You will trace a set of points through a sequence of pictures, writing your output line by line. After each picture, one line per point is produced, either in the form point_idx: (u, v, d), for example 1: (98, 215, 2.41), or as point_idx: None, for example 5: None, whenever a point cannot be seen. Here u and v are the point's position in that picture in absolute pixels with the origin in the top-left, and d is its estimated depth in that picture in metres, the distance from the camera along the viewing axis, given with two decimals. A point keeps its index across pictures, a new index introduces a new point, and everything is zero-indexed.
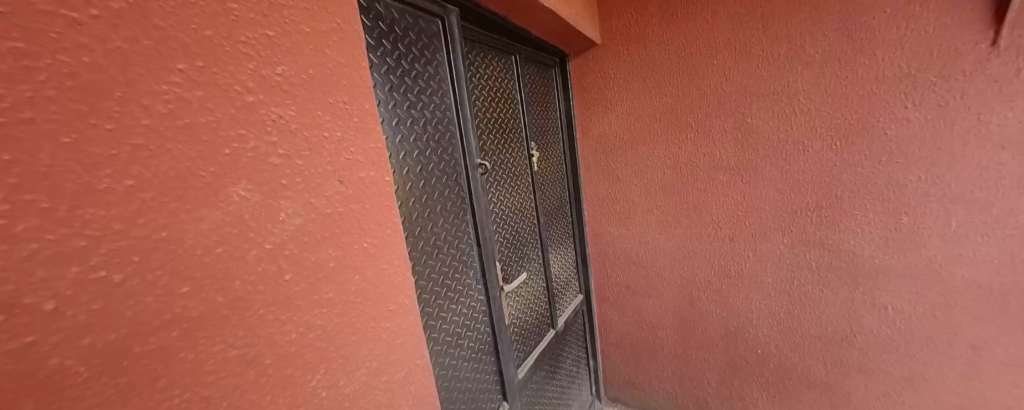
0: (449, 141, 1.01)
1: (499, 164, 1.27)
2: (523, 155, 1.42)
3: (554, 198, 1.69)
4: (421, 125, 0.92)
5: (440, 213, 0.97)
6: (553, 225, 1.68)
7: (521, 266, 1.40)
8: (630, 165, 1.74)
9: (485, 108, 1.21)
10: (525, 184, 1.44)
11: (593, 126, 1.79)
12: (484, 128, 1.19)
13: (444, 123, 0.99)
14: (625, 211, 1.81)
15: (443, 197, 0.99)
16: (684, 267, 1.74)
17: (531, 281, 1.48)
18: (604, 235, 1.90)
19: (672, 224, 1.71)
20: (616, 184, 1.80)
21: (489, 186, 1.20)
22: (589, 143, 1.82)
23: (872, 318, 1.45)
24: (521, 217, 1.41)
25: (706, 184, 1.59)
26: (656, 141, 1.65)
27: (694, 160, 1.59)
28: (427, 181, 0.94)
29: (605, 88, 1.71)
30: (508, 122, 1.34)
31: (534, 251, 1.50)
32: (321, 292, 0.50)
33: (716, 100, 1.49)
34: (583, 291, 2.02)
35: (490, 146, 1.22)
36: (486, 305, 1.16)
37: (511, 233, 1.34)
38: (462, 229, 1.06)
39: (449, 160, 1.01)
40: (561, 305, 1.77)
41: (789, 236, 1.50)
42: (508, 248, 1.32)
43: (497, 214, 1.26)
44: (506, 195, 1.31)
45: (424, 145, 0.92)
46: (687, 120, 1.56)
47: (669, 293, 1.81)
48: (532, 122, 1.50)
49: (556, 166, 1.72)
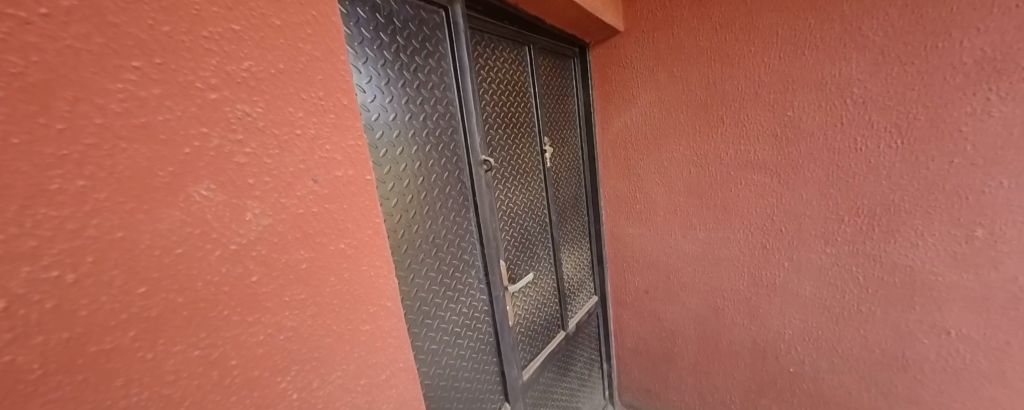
0: (451, 136, 0.99)
1: (508, 161, 1.23)
2: (535, 150, 1.37)
3: (569, 196, 1.63)
4: (422, 120, 0.90)
5: (439, 210, 0.96)
6: (567, 224, 1.63)
7: (529, 266, 1.36)
8: (652, 162, 1.63)
9: (494, 102, 1.17)
10: (537, 182, 1.39)
11: (615, 120, 1.69)
12: (492, 123, 1.16)
13: (446, 118, 0.96)
14: (645, 211, 1.71)
15: (443, 194, 0.96)
16: (710, 273, 1.62)
17: (540, 281, 1.44)
18: (623, 235, 1.81)
19: (699, 226, 1.59)
20: (637, 182, 1.69)
21: (495, 183, 1.17)
22: (609, 138, 1.73)
23: (930, 342, 1.28)
24: (531, 215, 1.37)
25: (737, 185, 1.46)
26: (682, 137, 1.53)
27: (723, 159, 1.46)
28: (426, 178, 0.92)
29: (628, 80, 1.61)
30: (519, 117, 1.29)
31: (544, 251, 1.46)
32: (292, 294, 0.49)
33: (752, 92, 1.35)
34: (599, 293, 1.95)
35: (499, 142, 1.19)
36: (488, 305, 1.14)
37: (520, 232, 1.31)
38: (463, 227, 1.04)
39: (451, 157, 0.98)
40: (574, 306, 1.72)
41: (832, 245, 1.34)
42: (515, 247, 1.29)
43: (504, 212, 1.22)
44: (515, 193, 1.27)
45: (424, 141, 0.91)
46: (717, 114, 1.44)
47: (693, 300, 1.70)
48: (546, 117, 1.44)
49: (572, 162, 1.65)
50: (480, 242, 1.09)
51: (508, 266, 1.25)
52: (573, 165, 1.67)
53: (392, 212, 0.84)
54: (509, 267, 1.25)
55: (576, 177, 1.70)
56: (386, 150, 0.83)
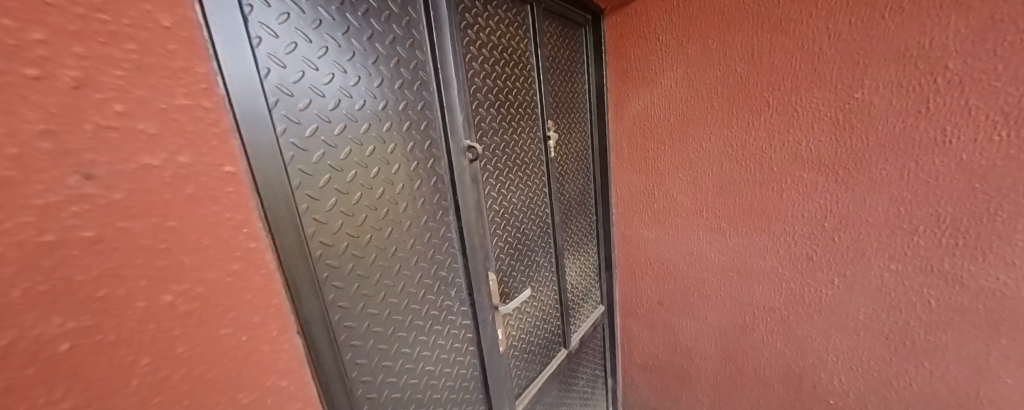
0: (421, 113, 0.73)
1: (502, 150, 0.97)
2: (536, 137, 1.11)
3: (575, 191, 1.37)
4: (375, 88, 0.64)
5: (402, 213, 0.70)
6: (572, 225, 1.37)
7: (525, 279, 1.11)
8: (675, 154, 1.36)
9: (487, 72, 0.90)
10: (538, 176, 1.14)
11: (631, 103, 1.41)
12: (483, 99, 0.89)
13: (414, 87, 0.71)
14: (662, 212, 1.44)
15: (408, 190, 0.71)
16: (738, 286, 1.36)
17: (538, 295, 1.20)
18: (635, 239, 1.55)
19: (726, 231, 1.33)
20: (655, 177, 1.43)
21: (484, 177, 0.91)
22: (624, 125, 1.45)
23: (1015, 383, 1.03)
24: (529, 217, 1.11)
25: (782, 184, 1.19)
26: (714, 124, 1.26)
27: (767, 151, 1.19)
28: (383, 169, 0.66)
29: (649, 55, 1.33)
30: (518, 95, 1.02)
31: (545, 259, 1.21)
32: (125, 366, 0.30)
33: (810, 68, 1.08)
34: (606, 303, 1.70)
35: (491, 125, 0.92)
36: (473, 332, 0.90)
37: (515, 238, 1.05)
38: (438, 236, 0.78)
39: (420, 141, 0.73)
40: (577, 320, 1.48)
41: (897, 260, 1.09)
42: (510, 257, 1.03)
43: (496, 214, 0.96)
44: (510, 190, 1.01)
45: (380, 118, 0.65)
46: (761, 97, 1.16)
47: (715, 316, 1.45)
48: (551, 96, 1.17)
49: (580, 152, 1.39)
50: (462, 254, 0.85)
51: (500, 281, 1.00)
52: (581, 157, 1.40)
53: (325, 218, 0.58)
54: (500, 282, 1.00)
55: (585, 171, 1.43)
56: (316, 127, 0.56)
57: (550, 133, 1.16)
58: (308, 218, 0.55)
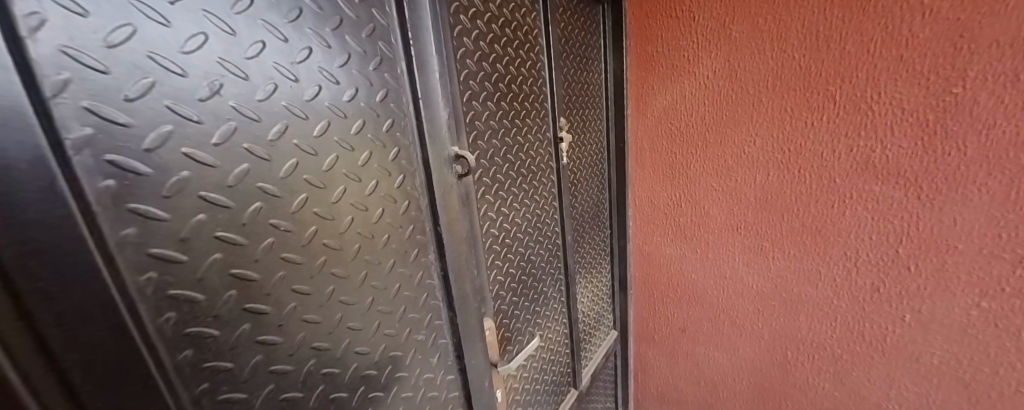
0: (377, 109, 0.48)
1: (503, 158, 0.73)
2: (544, 139, 0.87)
3: (589, 203, 1.13)
4: (296, 66, 0.39)
5: (350, 259, 0.46)
6: (585, 244, 1.14)
7: (530, 319, 0.88)
8: (709, 160, 1.12)
9: (483, 52, 0.65)
10: (547, 188, 0.90)
11: (656, 97, 1.16)
12: (478, 89, 0.65)
13: (365, 69, 0.46)
14: (689, 226, 1.21)
15: (360, 224, 0.47)
16: (781, 317, 1.14)
17: (546, 335, 0.97)
18: (655, 256, 1.32)
19: (768, 254, 1.09)
20: (683, 186, 1.19)
21: (480, 195, 0.68)
22: (646, 122, 1.20)
23: None
24: (535, 241, 0.87)
25: (844, 199, 0.95)
26: (761, 124, 1.01)
27: (827, 158, 0.95)
28: (314, 196, 0.41)
29: (682, 38, 1.07)
30: (524, 84, 0.77)
31: (553, 290, 0.98)
32: None
33: (893, 55, 0.82)
34: (620, 328, 1.47)
35: (489, 125, 0.69)
36: (463, 404, 0.67)
37: (518, 271, 0.82)
38: (411, 285, 0.54)
39: (379, 149, 0.48)
40: (589, 352, 1.26)
41: (989, 297, 0.84)
42: (512, 295, 0.80)
43: (494, 243, 0.73)
44: (513, 209, 0.77)
45: (305, 115, 0.40)
46: (823, 91, 0.92)
47: (748, 349, 1.22)
48: (565, 87, 0.92)
49: (596, 156, 1.15)
50: (449, 305, 0.61)
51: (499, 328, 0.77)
52: (597, 162, 1.16)
53: (196, 293, 0.32)
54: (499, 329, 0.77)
55: (600, 178, 1.19)
56: (168, 132, 0.30)
57: (563, 134, 0.91)
58: (156, 300, 0.30)
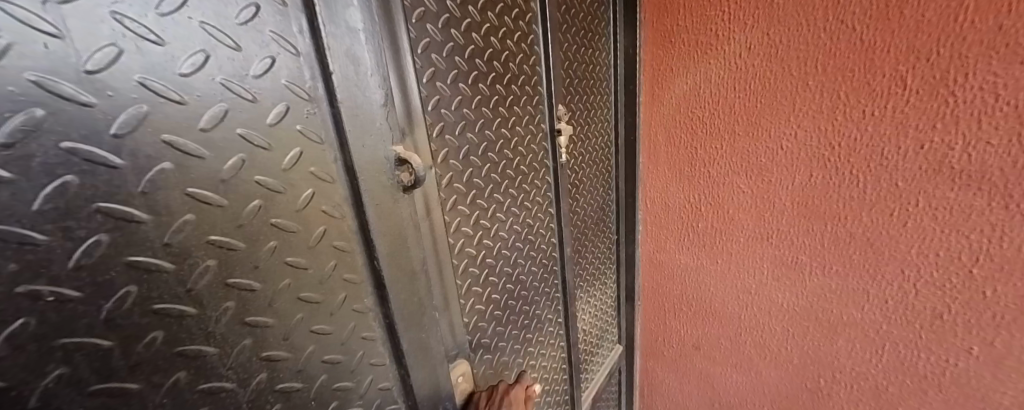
0: (256, 92, 0.28)
1: (482, 157, 0.56)
2: (535, 131, 0.69)
3: (594, 204, 0.96)
4: (58, 7, 0.18)
5: (214, 330, 0.27)
6: (586, 256, 0.97)
7: (519, 349, 0.73)
8: (736, 157, 0.89)
9: (453, 17, 0.48)
10: (540, 192, 0.73)
11: (676, 80, 0.95)
12: (445, 67, 0.48)
13: (227, 21, 0.25)
14: (710, 234, 1.00)
15: (234, 271, 0.28)
16: (813, 344, 0.90)
17: (538, 363, 0.81)
18: (667, 265, 1.14)
19: (806, 273, 0.85)
20: (702, 186, 0.98)
21: (450, 208, 0.51)
22: (660, 110, 1.00)
23: None
24: (523, 259, 0.70)
25: (908, 207, 0.69)
26: (805, 115, 0.77)
27: (889, 156, 0.68)
28: (125, 236, 0.23)
29: (706, 8, 0.85)
30: (508, 61, 0.59)
31: (550, 308, 0.83)
32: None
33: (989, 23, 0.55)
34: (625, 341, 1.31)
35: (463, 113, 0.51)
36: None
37: (506, 294, 0.67)
38: (336, 346, 0.36)
39: (264, 151, 0.29)
40: (590, 373, 1.11)
41: None
42: (498, 326, 0.65)
43: (472, 267, 0.57)
44: (496, 222, 0.61)
45: (95, 101, 0.21)
46: (882, 70, 0.66)
47: (773, 374, 1.01)
48: (564, 67, 0.74)
49: (605, 154, 0.99)
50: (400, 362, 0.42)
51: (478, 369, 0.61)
52: (604, 159, 0.99)
53: None
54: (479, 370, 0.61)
55: (606, 178, 1.01)
56: None
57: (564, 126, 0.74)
58: None
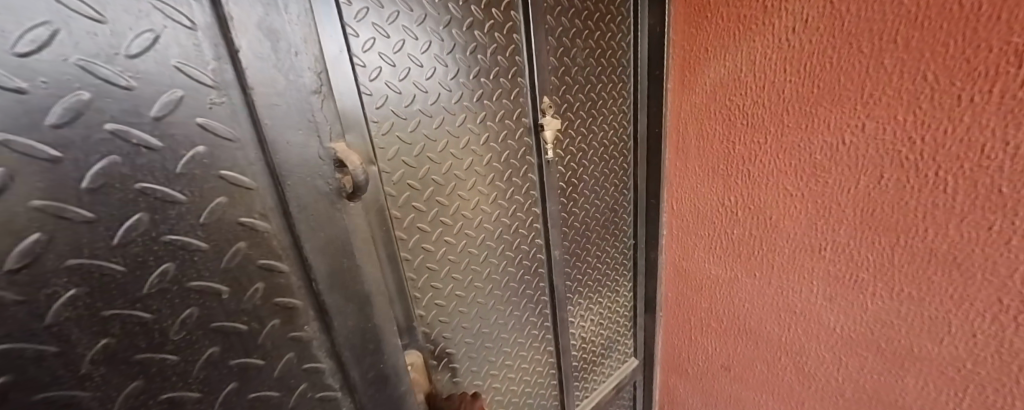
0: (133, 76, 0.21)
1: (441, 154, 0.52)
2: (512, 127, 0.62)
3: (597, 206, 0.86)
4: None
5: (86, 371, 0.22)
6: (584, 262, 0.88)
7: (492, 350, 0.70)
8: (784, 153, 0.74)
9: (402, 11, 0.44)
10: (522, 191, 0.67)
11: (710, 63, 0.81)
12: (393, 64, 0.45)
13: None
14: (746, 243, 0.86)
15: (114, 301, 0.23)
16: (872, 377, 0.75)
17: (515, 364, 0.78)
18: (693, 274, 1.01)
19: (869, 299, 0.70)
20: (737, 187, 0.84)
21: (399, 204, 0.48)
22: (688, 100, 0.87)
23: None
24: (496, 260, 0.65)
25: (1013, 219, 0.53)
26: (875, 103, 0.60)
27: (995, 154, 0.52)
28: None
29: None
30: (476, 53, 0.53)
31: (535, 312, 0.78)
32: None
33: None
34: (644, 354, 1.20)
35: (415, 111, 0.48)
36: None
37: (473, 292, 0.63)
38: (270, 379, 0.30)
39: (150, 154, 0.22)
40: (595, 381, 1.05)
41: None
42: (463, 327, 0.63)
43: (429, 267, 0.55)
44: (459, 219, 0.57)
45: None
46: (986, 43, 0.49)
47: (816, 404, 0.87)
48: (559, 56, 0.65)
49: (619, 149, 0.88)
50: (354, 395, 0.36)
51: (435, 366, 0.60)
52: (616, 155, 0.87)
53: None
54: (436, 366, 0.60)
55: (621, 176, 0.91)
56: None
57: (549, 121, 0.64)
58: None
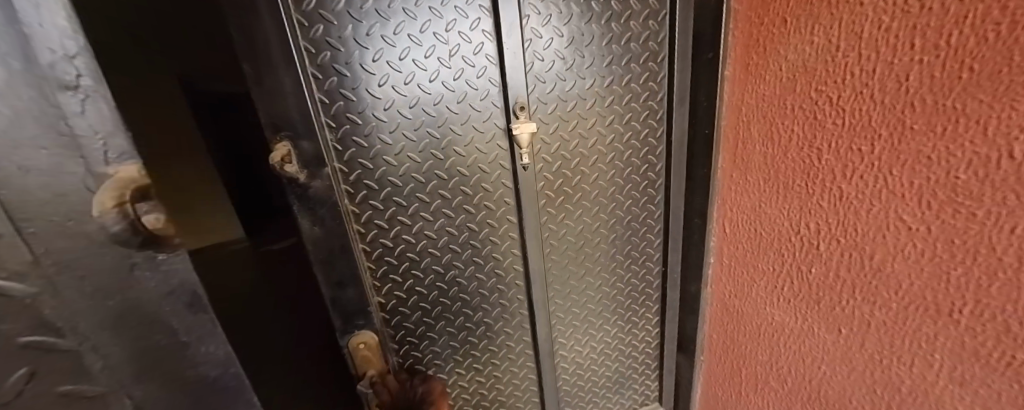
0: None
1: (397, 156, 0.63)
2: (479, 130, 0.66)
3: (607, 219, 0.80)
4: None
5: None
6: (583, 279, 0.84)
7: (456, 342, 0.79)
8: (904, 166, 0.46)
9: (355, 23, 0.54)
10: (491, 197, 0.71)
11: (791, 40, 0.57)
12: (346, 73, 0.56)
13: None
14: (830, 290, 0.60)
15: None
16: None
17: (487, 365, 0.84)
18: (749, 314, 0.79)
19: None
20: (822, 213, 0.58)
21: (355, 201, 0.62)
22: (750, 91, 0.65)
23: None
24: (460, 263, 0.73)
25: None
26: None
27: None
28: None
29: None
30: (433, 57, 0.60)
31: (512, 319, 0.82)
32: None
33: None
34: (681, 392, 1.03)
35: (371, 116, 0.59)
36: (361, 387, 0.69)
37: (434, 292, 0.73)
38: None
39: None
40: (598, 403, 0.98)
41: None
42: (423, 313, 0.74)
43: (388, 255, 0.68)
44: (418, 220, 0.67)
45: None
46: None
47: None
48: (547, 52, 0.64)
49: (641, 153, 0.76)
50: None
51: (387, 344, 0.73)
52: (637, 162, 0.76)
53: None
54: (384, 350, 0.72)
55: (643, 188, 0.79)
56: None
57: (528, 123, 0.66)
58: None
